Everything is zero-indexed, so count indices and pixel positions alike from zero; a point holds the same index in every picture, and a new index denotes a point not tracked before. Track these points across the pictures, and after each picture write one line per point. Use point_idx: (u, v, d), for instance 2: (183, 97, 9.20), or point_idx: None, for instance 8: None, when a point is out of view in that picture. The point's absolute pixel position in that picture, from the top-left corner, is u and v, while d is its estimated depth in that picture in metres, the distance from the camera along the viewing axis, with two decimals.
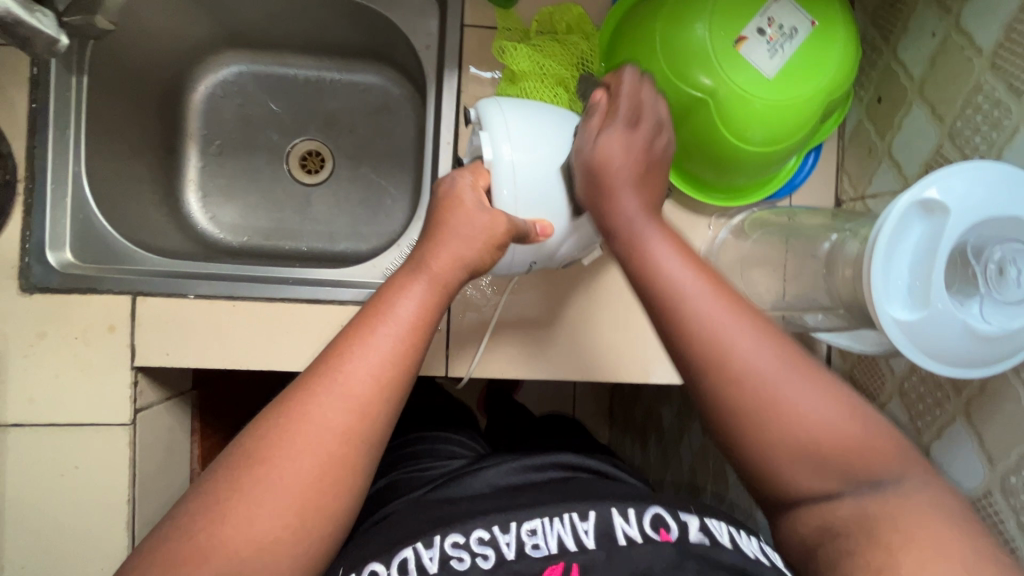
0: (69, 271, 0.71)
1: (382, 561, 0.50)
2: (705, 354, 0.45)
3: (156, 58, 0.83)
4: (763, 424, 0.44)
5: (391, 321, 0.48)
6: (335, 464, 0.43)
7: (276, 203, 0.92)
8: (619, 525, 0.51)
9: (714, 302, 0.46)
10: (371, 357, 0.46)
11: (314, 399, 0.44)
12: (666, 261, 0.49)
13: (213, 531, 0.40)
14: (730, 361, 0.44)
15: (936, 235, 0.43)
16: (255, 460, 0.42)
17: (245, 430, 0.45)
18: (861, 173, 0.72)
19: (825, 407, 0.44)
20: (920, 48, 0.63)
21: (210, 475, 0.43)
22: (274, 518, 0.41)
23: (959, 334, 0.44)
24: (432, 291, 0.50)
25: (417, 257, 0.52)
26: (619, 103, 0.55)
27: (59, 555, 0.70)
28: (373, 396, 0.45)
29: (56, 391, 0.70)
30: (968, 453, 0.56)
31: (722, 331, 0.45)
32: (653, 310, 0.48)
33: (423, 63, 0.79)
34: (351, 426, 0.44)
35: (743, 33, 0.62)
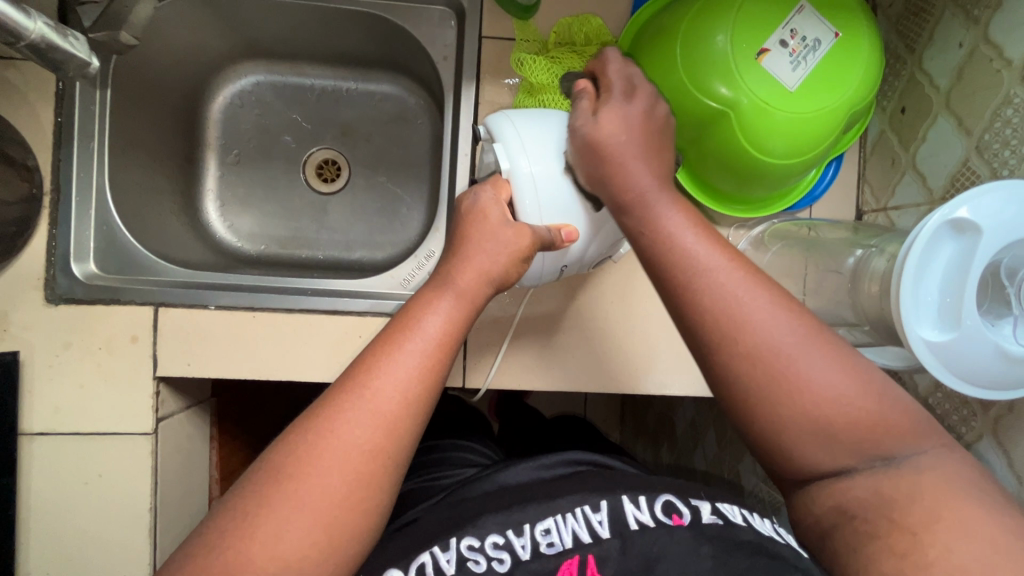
0: (93, 283, 0.72)
1: (399, 567, 0.51)
2: (722, 327, 0.43)
3: (177, 70, 0.84)
4: (774, 399, 0.42)
5: (418, 337, 0.48)
6: (361, 482, 0.43)
7: (293, 211, 0.93)
8: (630, 512, 0.52)
9: (733, 281, 0.44)
10: (398, 372, 0.46)
11: (341, 415, 0.44)
12: (685, 229, 0.47)
13: (241, 547, 0.40)
14: (751, 336, 0.43)
15: (967, 255, 0.43)
16: (284, 476, 0.42)
17: (273, 444, 0.45)
18: (883, 183, 0.71)
19: (845, 385, 0.42)
20: (946, 59, 0.62)
21: (239, 489, 0.43)
22: (303, 535, 0.41)
23: (991, 356, 0.43)
24: (459, 306, 0.50)
25: (444, 273, 0.52)
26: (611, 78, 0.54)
27: (83, 562, 0.71)
28: (399, 412, 0.45)
29: (79, 401, 0.71)
30: (995, 472, 0.55)
31: (734, 307, 0.43)
32: (668, 292, 0.46)
33: (441, 73, 0.79)
34: (378, 443, 0.44)
35: (765, 44, 0.61)
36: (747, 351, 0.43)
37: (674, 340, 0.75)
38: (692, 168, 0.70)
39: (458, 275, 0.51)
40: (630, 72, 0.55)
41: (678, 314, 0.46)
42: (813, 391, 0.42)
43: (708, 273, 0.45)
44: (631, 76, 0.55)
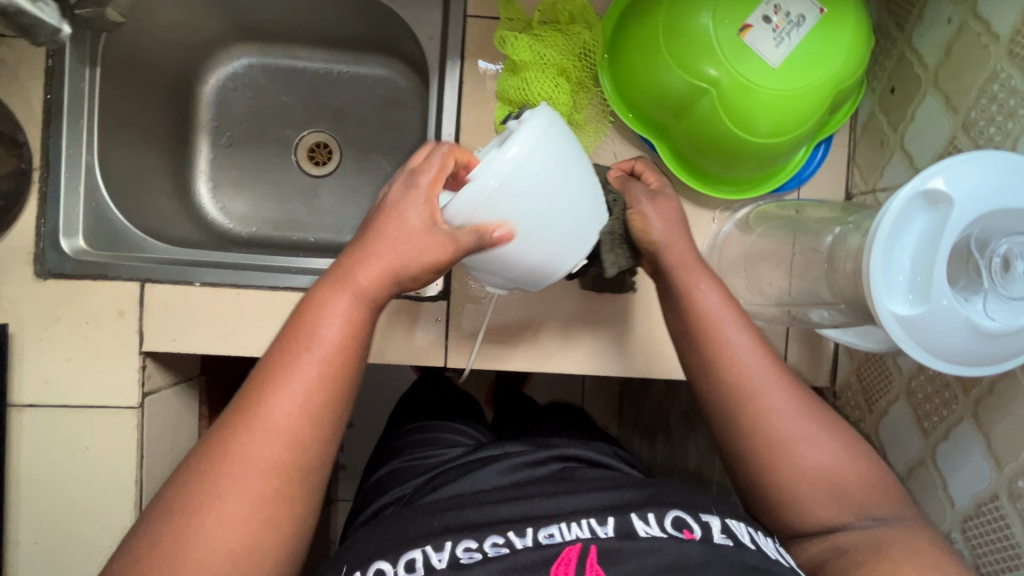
0: (82, 258, 0.73)
1: (389, 560, 0.51)
2: (747, 410, 0.52)
3: (168, 51, 0.85)
4: (778, 462, 0.51)
5: (313, 344, 0.47)
6: (272, 498, 0.44)
7: (284, 193, 0.94)
8: (640, 527, 0.51)
9: (753, 372, 0.53)
10: (296, 384, 0.46)
11: (239, 436, 0.45)
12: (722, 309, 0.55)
13: (165, 564, 0.41)
14: (773, 420, 0.51)
15: (939, 227, 0.42)
16: (191, 506, 0.43)
17: (183, 461, 0.46)
18: (872, 166, 0.70)
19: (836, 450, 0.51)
20: (935, 36, 0.61)
21: (145, 523, 0.43)
22: (221, 556, 0.42)
23: (963, 331, 0.42)
24: (360, 307, 0.49)
25: (341, 271, 0.50)
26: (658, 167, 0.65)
27: (70, 531, 0.72)
28: (301, 422, 0.46)
29: (67, 374, 0.72)
30: (975, 456, 0.54)
31: (748, 381, 0.52)
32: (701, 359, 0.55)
33: (427, 54, 0.79)
34: (282, 452, 0.45)
35: (748, 21, 0.60)
36: (760, 419, 0.51)
37: (660, 325, 0.75)
38: (677, 146, 0.70)
39: (354, 273, 0.49)
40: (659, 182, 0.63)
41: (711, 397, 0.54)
42: (811, 457, 0.51)
43: (730, 351, 0.53)
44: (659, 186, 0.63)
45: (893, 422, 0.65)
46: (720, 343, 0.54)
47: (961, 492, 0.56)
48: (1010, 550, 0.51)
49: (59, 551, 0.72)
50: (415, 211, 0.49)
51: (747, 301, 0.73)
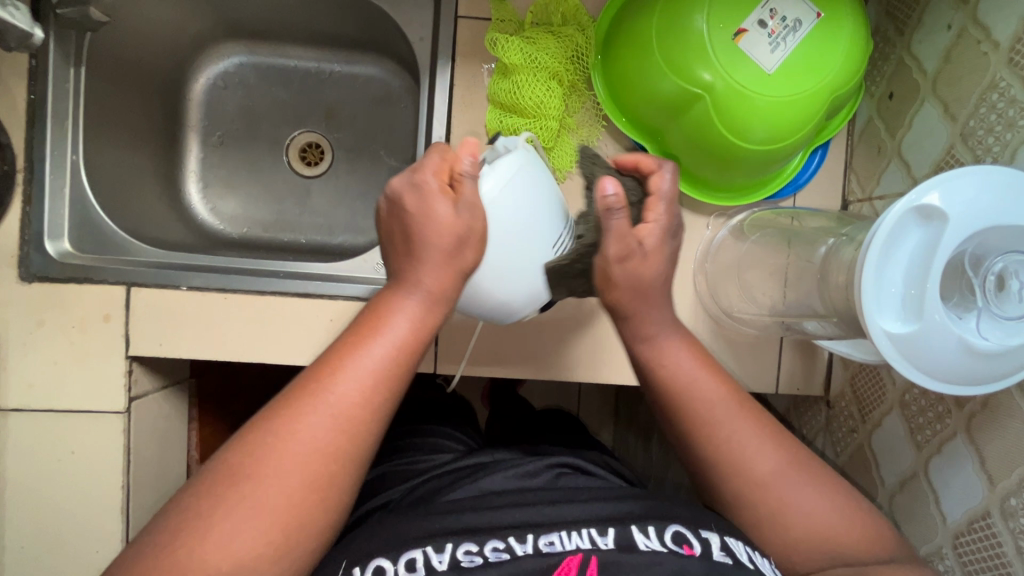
0: (67, 261, 0.72)
1: (389, 556, 0.49)
2: (730, 469, 0.52)
3: (156, 49, 0.84)
4: (766, 519, 0.51)
5: (385, 334, 0.47)
6: (317, 487, 0.43)
7: (276, 194, 0.93)
8: (639, 539, 0.50)
9: (734, 430, 0.53)
10: (359, 374, 0.45)
11: (299, 416, 0.44)
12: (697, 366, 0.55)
13: (195, 545, 0.40)
14: (755, 478, 0.51)
15: (933, 243, 0.41)
16: (234, 475, 0.42)
17: (231, 440, 0.45)
18: (869, 173, 0.69)
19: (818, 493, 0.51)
20: (934, 41, 0.60)
21: (194, 482, 0.43)
22: (254, 537, 0.41)
23: (955, 350, 0.41)
24: (427, 304, 0.48)
25: (406, 278, 0.49)
26: (658, 207, 0.51)
27: (57, 535, 0.72)
28: (358, 414, 0.45)
29: (53, 377, 0.71)
30: (968, 472, 0.53)
31: (720, 430, 0.53)
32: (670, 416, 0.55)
33: (418, 54, 0.77)
34: (335, 445, 0.44)
35: (742, 25, 0.59)
36: (731, 469, 0.52)
37: None
38: (670, 151, 0.69)
39: (421, 264, 0.48)
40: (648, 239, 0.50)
41: (694, 454, 0.54)
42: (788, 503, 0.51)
43: (695, 406, 0.53)
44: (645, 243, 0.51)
45: (886, 435, 0.64)
46: (684, 398, 0.54)
47: (952, 507, 0.56)
48: (1001, 568, 0.51)
49: (46, 555, 0.72)
50: (441, 203, 0.48)
51: (739, 309, 0.73)
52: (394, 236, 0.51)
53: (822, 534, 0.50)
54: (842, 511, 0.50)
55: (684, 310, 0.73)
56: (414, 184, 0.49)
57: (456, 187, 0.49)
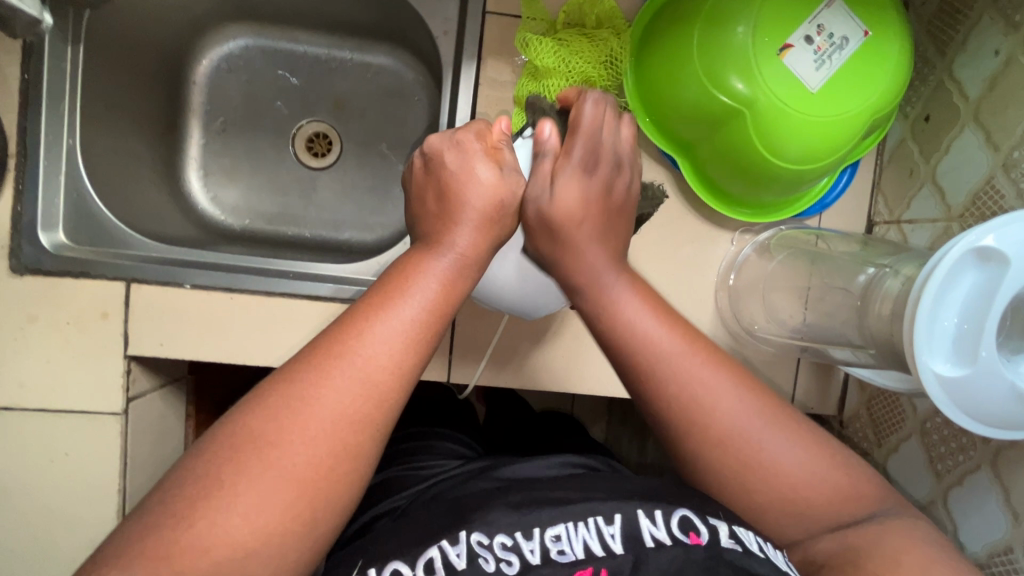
0: (62, 254, 0.68)
1: (405, 560, 0.48)
2: (693, 412, 0.46)
3: (157, 28, 0.79)
4: (747, 472, 0.46)
5: (415, 294, 0.44)
6: (345, 455, 0.39)
7: (281, 185, 0.89)
8: (646, 528, 0.48)
9: (693, 371, 0.47)
10: (388, 336, 0.42)
11: (323, 377, 0.40)
12: (641, 314, 0.48)
13: (213, 519, 0.36)
14: (720, 430, 0.46)
15: (991, 287, 0.39)
16: (252, 440, 0.38)
17: (243, 402, 0.40)
18: (899, 195, 0.68)
19: (804, 455, 0.46)
20: (979, 67, 0.58)
21: (204, 448, 0.39)
22: (279, 508, 0.37)
23: (1004, 395, 0.40)
24: (459, 269, 0.46)
25: (433, 236, 0.47)
26: (576, 143, 0.49)
27: (48, 540, 0.69)
28: (387, 379, 0.41)
29: (45, 376, 0.68)
30: (991, 506, 0.54)
31: (687, 391, 0.46)
32: (632, 382, 0.48)
33: (441, 49, 0.74)
34: (365, 413, 0.40)
35: (789, 40, 0.57)
36: (707, 438, 0.46)
37: None
38: (700, 164, 0.67)
39: (456, 226, 0.47)
40: (600, 135, 0.49)
41: (649, 405, 0.48)
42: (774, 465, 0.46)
43: (661, 363, 0.46)
44: (599, 142, 0.50)
45: (902, 460, 0.64)
46: (648, 356, 0.47)
47: (971, 540, 0.56)
48: None
49: (35, 560, 0.69)
50: (481, 166, 0.48)
51: (762, 328, 0.71)
52: (427, 203, 0.49)
53: (812, 511, 0.46)
54: (817, 469, 0.47)
55: (704, 326, 0.71)
56: (452, 142, 0.49)
57: (497, 152, 0.50)
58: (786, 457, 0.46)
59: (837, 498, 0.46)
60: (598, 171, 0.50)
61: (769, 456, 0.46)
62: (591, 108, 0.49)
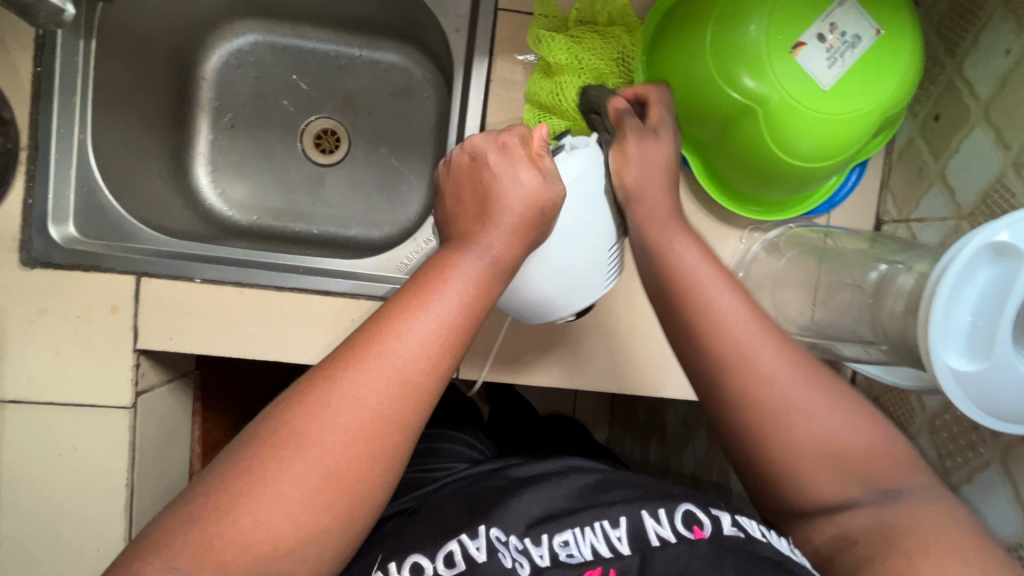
0: (73, 248, 0.68)
1: (425, 554, 0.49)
2: (733, 355, 0.47)
3: (168, 23, 0.79)
4: (781, 419, 0.45)
5: (449, 296, 0.45)
6: (378, 452, 0.41)
7: (289, 182, 0.89)
8: (651, 527, 0.49)
9: (737, 321, 0.48)
10: (423, 338, 0.43)
11: (360, 378, 0.41)
12: (697, 265, 0.51)
13: (255, 511, 0.38)
14: (758, 374, 0.46)
15: (1007, 282, 0.40)
16: (293, 438, 0.39)
17: (280, 400, 0.42)
18: (907, 194, 0.68)
19: (840, 412, 0.45)
20: (990, 66, 0.59)
21: (246, 444, 0.40)
22: (318, 502, 0.39)
23: (1020, 390, 0.41)
24: (490, 271, 0.47)
25: (461, 236, 0.49)
26: (653, 111, 0.56)
27: (55, 534, 0.69)
28: (422, 380, 0.42)
29: (55, 370, 0.68)
30: (1001, 503, 0.54)
31: (737, 345, 0.47)
32: (680, 324, 0.50)
33: (452, 47, 0.74)
34: (396, 411, 0.41)
35: (801, 38, 0.57)
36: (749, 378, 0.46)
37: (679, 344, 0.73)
38: (710, 162, 0.67)
39: (489, 227, 0.48)
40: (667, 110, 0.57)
41: (696, 349, 0.49)
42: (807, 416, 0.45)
43: (710, 310, 0.49)
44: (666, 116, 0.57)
45: None
46: (701, 300, 0.49)
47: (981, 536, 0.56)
48: None
49: (42, 554, 0.68)
50: (522, 171, 0.48)
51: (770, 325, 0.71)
52: (463, 203, 0.50)
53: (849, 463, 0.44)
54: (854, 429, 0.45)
55: None
56: (497, 146, 0.50)
57: (538, 159, 0.49)
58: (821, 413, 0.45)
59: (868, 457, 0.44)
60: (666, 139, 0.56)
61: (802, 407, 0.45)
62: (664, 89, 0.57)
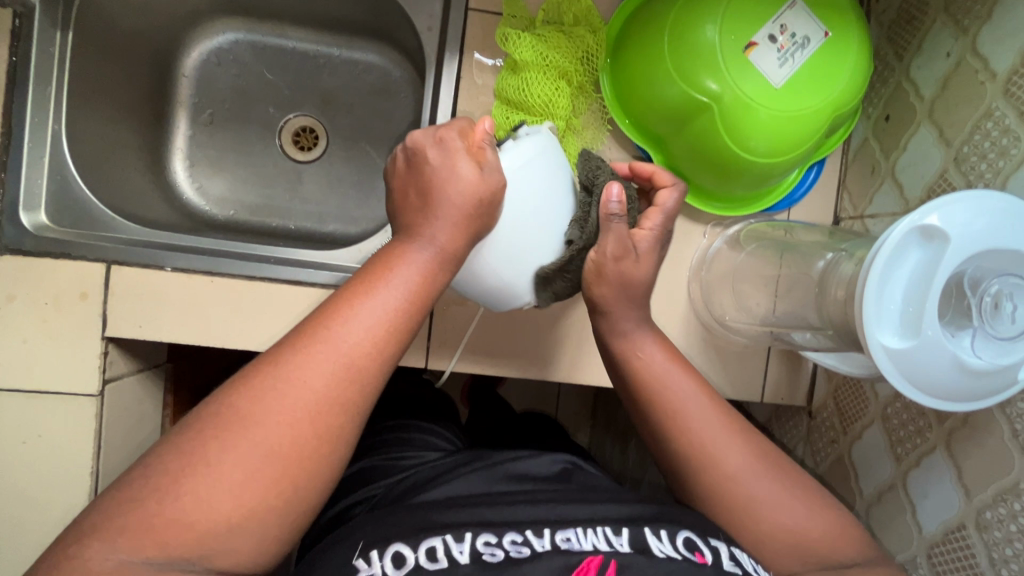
0: (42, 235, 0.68)
1: (407, 544, 0.47)
2: (700, 461, 0.53)
3: (148, 19, 0.80)
4: (746, 516, 0.51)
5: (395, 284, 0.46)
6: (325, 436, 0.42)
7: (266, 177, 0.90)
8: (653, 542, 0.48)
9: (704, 428, 0.54)
10: (368, 324, 0.44)
11: (305, 363, 0.43)
12: (672, 371, 0.57)
13: (197, 491, 0.39)
14: (723, 473, 0.53)
15: (933, 264, 0.42)
16: (238, 421, 0.41)
17: (227, 385, 0.43)
18: (862, 192, 0.71)
19: (799, 503, 0.51)
20: (933, 68, 0.62)
21: (193, 426, 0.41)
22: (262, 482, 0.40)
23: (949, 366, 0.43)
24: (436, 263, 0.48)
25: (407, 228, 0.49)
26: (651, 220, 0.57)
27: (16, 525, 0.68)
28: (368, 365, 0.44)
29: (21, 356, 0.67)
30: (945, 486, 0.56)
31: (701, 442, 0.54)
32: (659, 432, 0.56)
33: (425, 45, 0.76)
34: (341, 396, 0.43)
35: (753, 38, 0.60)
36: (717, 477, 0.53)
37: None
38: (672, 159, 0.69)
39: (432, 219, 0.48)
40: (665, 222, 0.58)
41: (671, 454, 0.56)
42: (766, 508, 0.51)
43: (678, 414, 0.55)
44: (664, 227, 0.58)
45: (866, 447, 0.66)
46: (673, 406, 0.56)
47: (929, 520, 0.58)
48: None
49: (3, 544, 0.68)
50: (461, 164, 0.48)
51: (732, 317, 0.74)
52: (408, 200, 0.50)
53: (806, 543, 0.50)
54: (811, 513, 0.51)
55: (677, 317, 0.73)
56: (435, 140, 0.50)
57: (480, 151, 0.49)
58: (779, 507, 0.51)
59: (823, 535, 0.50)
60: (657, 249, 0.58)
61: (763, 502, 0.51)
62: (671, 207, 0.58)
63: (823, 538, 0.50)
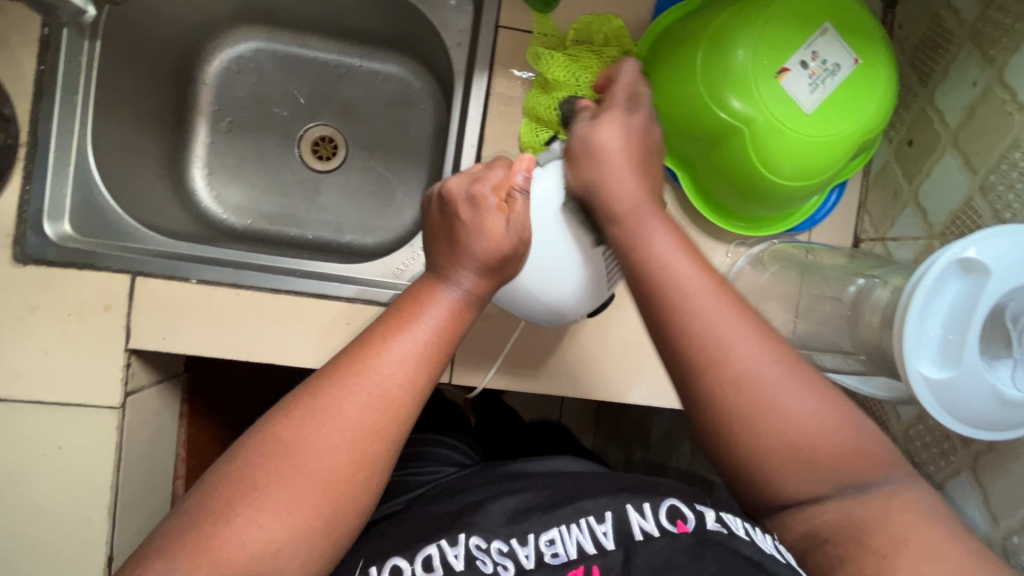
0: (66, 245, 0.68)
1: (405, 556, 0.48)
2: (702, 353, 0.44)
3: (173, 27, 0.80)
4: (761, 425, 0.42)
5: (427, 320, 0.47)
6: (364, 462, 0.42)
7: (285, 186, 0.90)
8: (635, 520, 0.47)
9: (712, 313, 0.44)
10: (403, 356, 0.45)
11: (343, 392, 0.43)
12: (676, 253, 0.47)
13: (244, 516, 0.39)
14: (735, 372, 0.43)
15: (974, 296, 0.43)
16: (281, 448, 0.41)
17: (267, 416, 0.44)
18: (883, 214, 0.72)
19: (819, 409, 0.43)
20: (959, 96, 0.63)
21: (238, 454, 0.41)
22: (306, 508, 0.40)
23: (987, 397, 0.43)
24: (465, 302, 0.50)
25: (436, 269, 0.51)
26: (615, 91, 0.53)
27: (37, 538, 0.67)
28: (404, 395, 0.44)
29: (43, 367, 0.67)
30: (972, 509, 0.56)
31: (708, 334, 0.44)
32: (656, 325, 0.46)
33: (453, 60, 0.77)
34: (380, 424, 0.43)
35: (786, 64, 0.60)
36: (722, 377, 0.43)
37: None
38: (699, 178, 0.70)
39: (459, 264, 0.50)
40: (638, 89, 0.54)
41: (668, 349, 0.46)
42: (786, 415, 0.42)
43: (682, 306, 0.45)
44: (637, 94, 0.53)
45: None
46: (676, 292, 0.46)
47: None
48: None
49: (23, 559, 0.67)
50: (492, 219, 0.50)
51: None
52: (437, 245, 0.52)
53: (822, 465, 0.42)
54: (830, 424, 0.43)
55: None
56: (466, 195, 0.51)
57: (508, 202, 0.51)
58: (799, 410, 0.43)
59: (843, 454, 0.42)
60: (636, 113, 0.52)
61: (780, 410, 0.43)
62: (630, 72, 0.54)
63: (840, 459, 0.42)
